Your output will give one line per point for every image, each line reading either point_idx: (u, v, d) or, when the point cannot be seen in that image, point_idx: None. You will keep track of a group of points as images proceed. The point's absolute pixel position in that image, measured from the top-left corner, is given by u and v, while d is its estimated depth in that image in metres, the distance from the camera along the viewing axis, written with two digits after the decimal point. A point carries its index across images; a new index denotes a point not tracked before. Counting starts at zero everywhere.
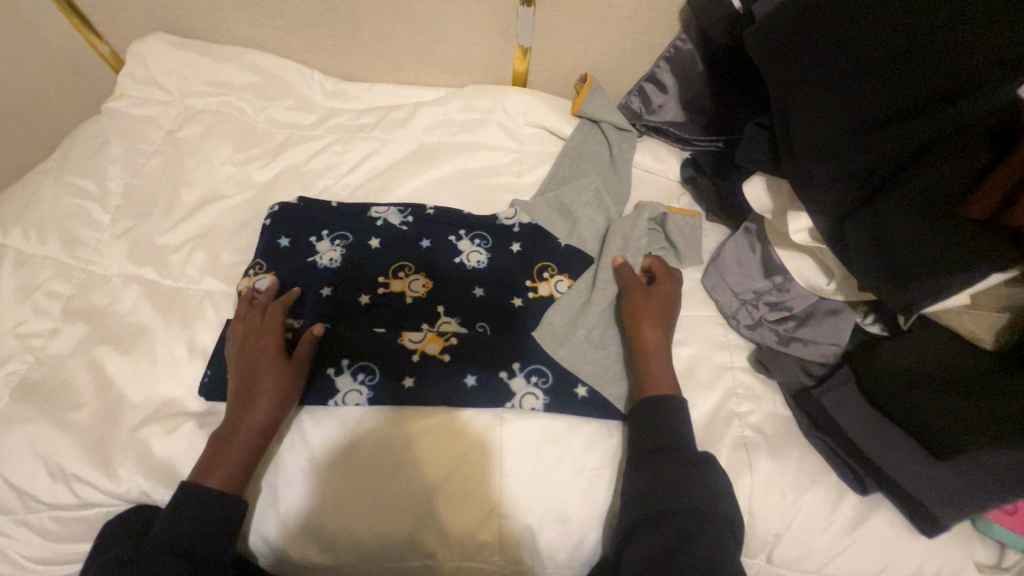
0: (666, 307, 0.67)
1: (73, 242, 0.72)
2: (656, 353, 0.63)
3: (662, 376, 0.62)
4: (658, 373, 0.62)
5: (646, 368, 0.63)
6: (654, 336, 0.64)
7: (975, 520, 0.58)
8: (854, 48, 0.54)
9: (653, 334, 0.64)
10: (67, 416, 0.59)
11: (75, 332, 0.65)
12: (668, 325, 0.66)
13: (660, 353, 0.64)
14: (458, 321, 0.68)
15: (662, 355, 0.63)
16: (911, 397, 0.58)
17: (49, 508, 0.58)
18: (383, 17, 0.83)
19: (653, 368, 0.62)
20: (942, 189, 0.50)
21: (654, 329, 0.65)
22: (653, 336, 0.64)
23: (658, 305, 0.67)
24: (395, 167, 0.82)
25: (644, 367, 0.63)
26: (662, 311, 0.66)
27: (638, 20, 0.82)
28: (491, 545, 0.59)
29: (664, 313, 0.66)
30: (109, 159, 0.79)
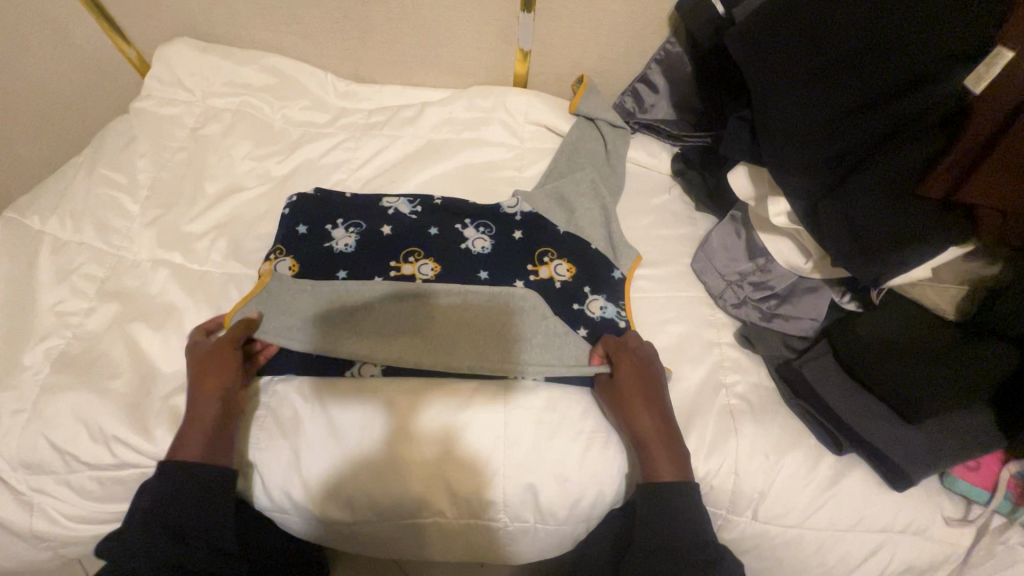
0: (653, 378, 0.66)
1: (106, 230, 0.77)
2: (657, 438, 0.62)
3: (665, 454, 0.61)
4: (661, 452, 0.61)
5: (650, 449, 0.62)
6: (653, 420, 0.62)
7: (942, 477, 0.63)
8: (824, 46, 0.59)
9: (649, 420, 0.62)
10: (106, 384, 0.64)
11: (110, 311, 0.70)
12: (660, 403, 0.64)
13: (659, 435, 0.62)
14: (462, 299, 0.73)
15: (662, 445, 0.62)
16: (884, 363, 0.62)
17: (88, 470, 0.62)
18: (393, 24, 0.89)
19: (656, 450, 0.61)
20: (903, 171, 0.55)
21: (642, 406, 0.63)
22: (646, 420, 0.62)
23: (642, 373, 0.65)
24: (404, 162, 0.88)
25: (647, 447, 0.62)
26: (642, 385, 0.64)
27: (630, 25, 0.88)
28: (496, 503, 0.63)
29: (646, 381, 0.65)
30: (138, 154, 0.85)
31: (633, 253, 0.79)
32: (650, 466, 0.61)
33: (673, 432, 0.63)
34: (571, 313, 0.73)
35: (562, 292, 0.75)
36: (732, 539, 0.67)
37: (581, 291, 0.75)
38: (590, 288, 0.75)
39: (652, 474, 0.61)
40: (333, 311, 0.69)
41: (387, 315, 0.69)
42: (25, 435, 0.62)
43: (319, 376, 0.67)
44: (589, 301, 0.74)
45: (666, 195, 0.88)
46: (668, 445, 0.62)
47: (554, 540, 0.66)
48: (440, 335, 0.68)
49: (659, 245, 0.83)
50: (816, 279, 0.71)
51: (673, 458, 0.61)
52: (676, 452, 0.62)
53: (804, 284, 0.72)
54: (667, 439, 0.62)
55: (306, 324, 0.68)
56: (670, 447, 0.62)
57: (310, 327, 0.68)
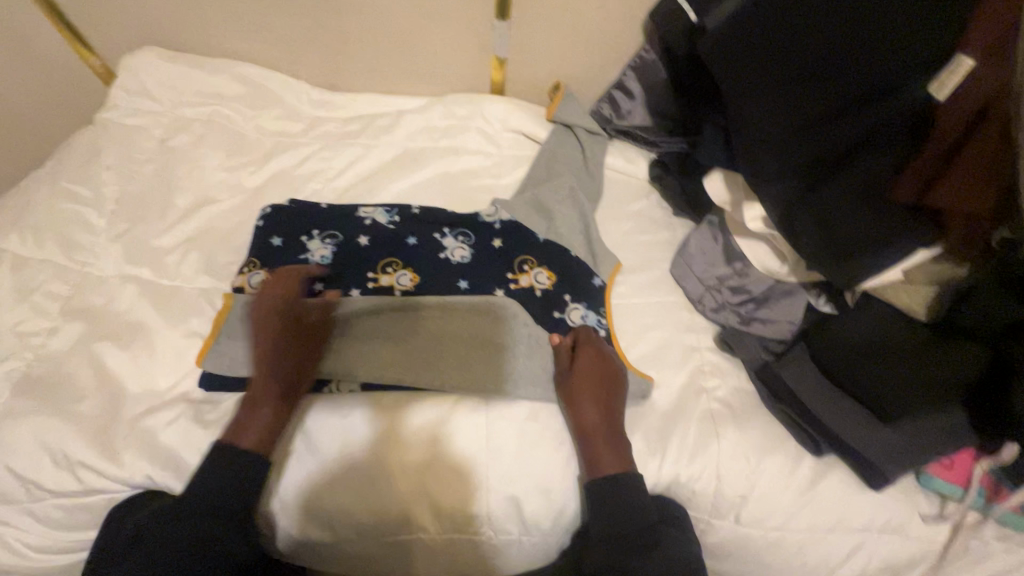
0: (606, 370, 0.67)
1: (69, 246, 0.74)
2: (601, 428, 0.63)
3: (607, 447, 0.62)
4: (603, 445, 0.63)
5: (594, 443, 0.63)
6: (598, 413, 0.64)
7: (918, 475, 0.64)
8: (795, 53, 0.60)
9: (594, 413, 0.64)
10: (70, 407, 0.62)
11: (75, 330, 0.68)
12: (610, 401, 0.65)
13: (604, 427, 0.63)
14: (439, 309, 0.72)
15: (606, 437, 0.63)
16: (860, 366, 0.63)
17: (53, 497, 0.60)
18: (367, 32, 0.88)
19: (598, 445, 0.62)
20: (874, 177, 0.57)
21: (591, 402, 0.64)
22: (593, 415, 0.63)
23: (593, 369, 0.66)
24: (380, 171, 0.87)
25: (590, 442, 0.63)
26: (592, 379, 0.66)
27: (604, 33, 0.89)
28: (479, 516, 0.62)
29: (599, 377, 0.66)
30: (104, 167, 0.82)
31: (612, 260, 0.79)
32: (594, 459, 0.62)
33: (618, 429, 0.64)
34: (552, 322, 0.73)
35: (542, 301, 0.74)
36: (715, 544, 0.67)
37: (561, 299, 0.75)
38: (571, 296, 0.75)
39: (595, 467, 0.62)
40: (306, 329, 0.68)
41: (364, 329, 0.68)
42: None
43: None
44: (570, 309, 0.74)
45: (644, 201, 0.89)
46: (611, 439, 0.63)
47: (538, 551, 0.66)
48: (430, 344, 0.67)
49: (639, 251, 0.83)
50: (791, 282, 0.71)
51: (616, 451, 0.63)
52: (619, 445, 0.63)
53: (780, 287, 0.72)
54: (610, 432, 0.63)
55: None
56: (612, 441, 0.63)
57: None
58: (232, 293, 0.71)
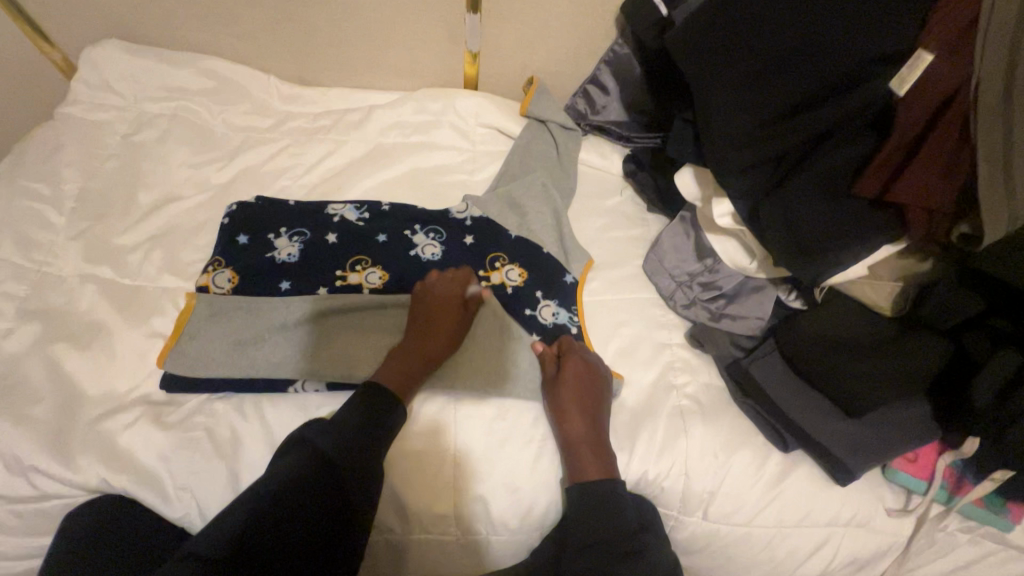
0: (594, 380, 0.66)
1: (27, 245, 0.72)
2: (587, 439, 0.62)
3: (591, 457, 0.61)
4: (590, 455, 0.62)
5: (578, 452, 0.62)
6: (583, 423, 0.63)
7: (884, 469, 0.64)
8: (761, 46, 0.59)
9: (580, 423, 0.63)
10: (24, 411, 0.60)
11: (30, 332, 0.66)
12: (597, 412, 0.64)
13: (589, 437, 0.62)
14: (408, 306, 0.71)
15: (590, 447, 0.62)
16: (825, 361, 0.63)
17: (5, 503, 0.58)
18: (336, 25, 0.87)
19: (583, 455, 0.61)
20: (838, 171, 0.57)
21: (577, 411, 0.63)
22: (580, 426, 0.62)
23: (581, 378, 0.65)
24: (350, 167, 0.86)
25: (574, 452, 0.62)
26: (580, 388, 0.64)
27: (577, 27, 0.88)
28: (446, 517, 0.62)
29: (586, 387, 0.65)
30: (64, 163, 0.80)
31: (584, 256, 0.79)
32: (578, 469, 0.61)
33: (604, 439, 0.63)
34: (523, 319, 0.72)
35: (513, 298, 0.74)
36: (685, 540, 0.67)
37: (533, 296, 0.74)
38: (542, 293, 0.74)
39: (580, 477, 0.61)
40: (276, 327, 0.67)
41: (334, 326, 0.68)
42: None
43: (257, 393, 0.64)
44: (541, 306, 0.74)
45: (618, 197, 0.89)
46: (596, 449, 0.62)
47: (507, 551, 0.65)
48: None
49: (611, 247, 0.82)
50: (761, 278, 0.71)
51: (601, 461, 0.62)
52: (603, 455, 0.62)
53: (751, 283, 0.73)
54: (595, 442, 0.62)
55: (252, 355, 0.66)
56: (597, 451, 0.62)
57: (251, 353, 0.66)
58: (195, 292, 0.70)
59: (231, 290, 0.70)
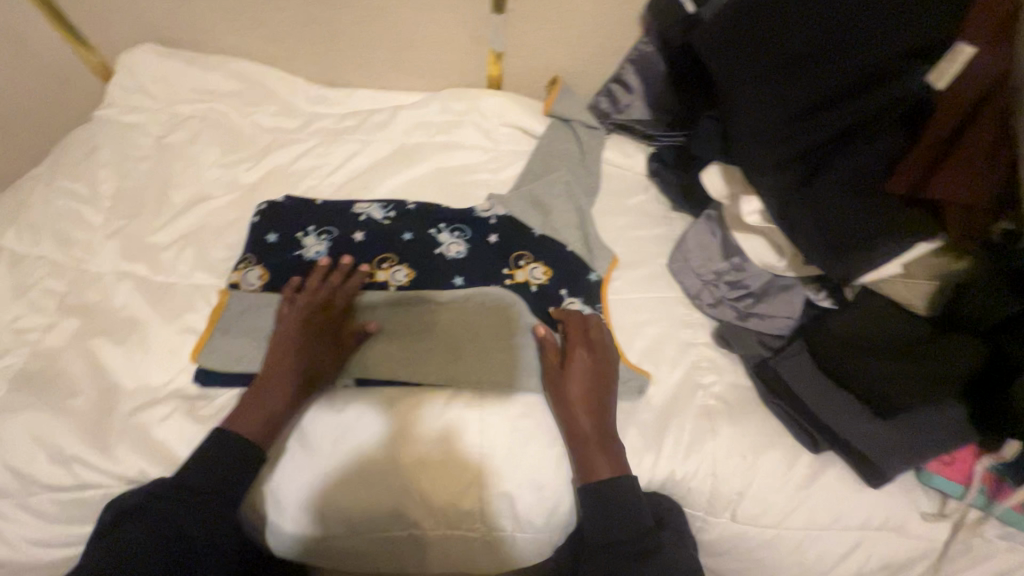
0: (599, 373, 0.65)
1: (66, 243, 0.74)
2: (593, 435, 0.61)
3: (598, 453, 0.61)
4: (595, 451, 0.61)
5: (584, 449, 0.61)
6: (588, 419, 0.62)
7: (918, 472, 0.63)
8: (790, 43, 0.58)
9: (583, 419, 0.62)
10: (65, 403, 0.62)
11: (70, 327, 0.68)
12: (604, 407, 0.63)
13: (595, 434, 0.61)
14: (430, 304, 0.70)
15: (597, 443, 0.61)
16: (857, 362, 0.62)
17: (47, 492, 0.60)
18: (362, 27, 0.88)
19: (590, 451, 0.61)
20: (871, 168, 0.56)
21: (580, 408, 0.62)
22: (586, 420, 0.62)
23: (586, 374, 0.64)
24: (376, 167, 0.87)
25: (579, 449, 0.61)
26: (584, 384, 0.63)
27: (602, 26, 0.88)
28: (472, 513, 0.62)
29: (592, 381, 0.64)
30: (101, 164, 0.82)
31: (608, 254, 0.79)
32: (585, 465, 0.60)
33: (610, 433, 0.62)
34: (547, 317, 0.73)
35: (537, 296, 0.74)
36: (711, 541, 0.67)
37: (557, 294, 0.74)
38: (567, 291, 0.74)
39: (587, 475, 0.60)
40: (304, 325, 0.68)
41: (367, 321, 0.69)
42: None
43: (287, 388, 0.65)
44: (566, 304, 0.73)
45: (642, 196, 0.88)
46: (602, 445, 0.61)
47: (532, 549, 0.65)
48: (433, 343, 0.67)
49: (636, 246, 0.82)
50: (790, 278, 0.70)
51: (608, 455, 0.61)
52: (611, 449, 0.61)
53: (779, 282, 0.72)
54: (601, 437, 0.62)
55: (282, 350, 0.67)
56: (603, 446, 0.61)
57: None
58: (227, 290, 0.71)
59: (261, 288, 0.72)
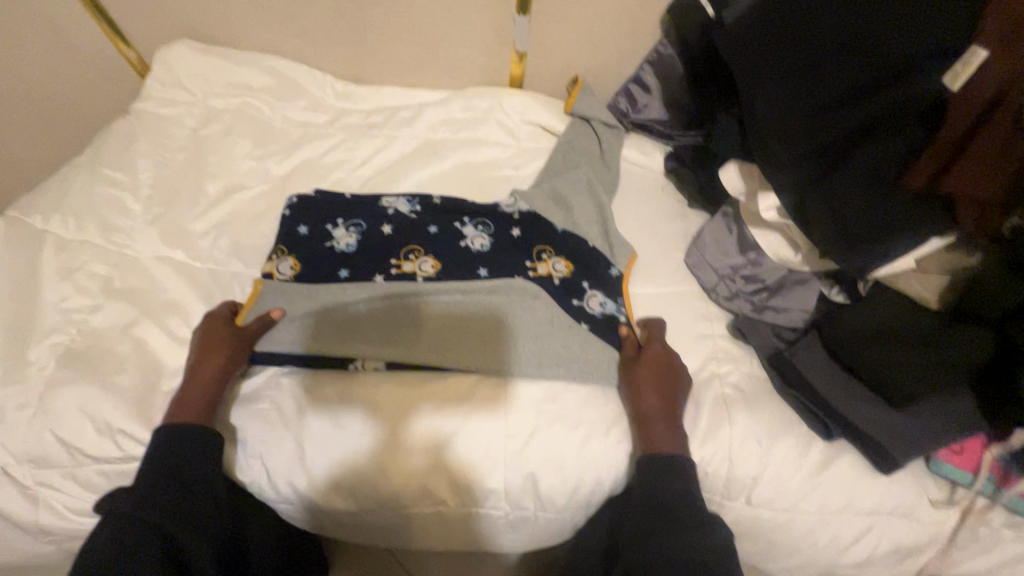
0: (673, 364, 0.68)
1: (108, 229, 0.78)
2: (659, 414, 0.64)
3: (663, 430, 0.64)
4: (663, 429, 0.64)
5: (649, 425, 0.64)
6: (659, 399, 0.65)
7: (929, 461, 0.65)
8: (809, 44, 0.62)
9: (654, 398, 0.65)
10: (111, 379, 0.66)
11: (113, 308, 0.71)
12: (676, 396, 0.66)
13: (662, 413, 0.65)
14: (457, 291, 0.72)
15: (664, 422, 0.64)
16: (868, 352, 0.65)
17: (93, 463, 0.63)
18: (390, 26, 0.91)
19: (657, 427, 0.64)
20: (887, 162, 0.58)
21: (652, 389, 0.66)
22: (655, 400, 0.65)
23: (660, 363, 0.68)
24: (402, 161, 0.90)
25: (647, 424, 0.64)
26: (657, 371, 0.67)
27: (623, 27, 0.90)
28: (496, 491, 0.65)
29: (667, 370, 0.68)
30: (140, 154, 0.86)
31: (629, 250, 0.81)
32: (648, 440, 0.63)
33: (678, 418, 0.65)
34: (571, 308, 0.74)
35: (561, 288, 0.76)
36: (727, 525, 0.69)
37: (579, 287, 0.77)
38: (589, 284, 0.77)
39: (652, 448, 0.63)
40: (327, 329, 0.69)
41: (387, 322, 0.70)
42: (31, 429, 0.63)
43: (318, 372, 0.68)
44: (588, 296, 0.76)
45: (659, 192, 0.91)
46: (669, 426, 0.64)
47: (553, 527, 0.68)
48: (411, 327, 0.70)
49: (654, 241, 0.85)
50: (806, 271, 0.72)
51: (672, 435, 0.64)
52: (676, 432, 0.64)
53: (795, 276, 0.73)
54: (670, 420, 0.65)
55: (309, 342, 0.68)
56: (670, 426, 0.64)
57: (310, 345, 0.68)
58: (262, 279, 0.74)
59: (292, 276, 0.74)
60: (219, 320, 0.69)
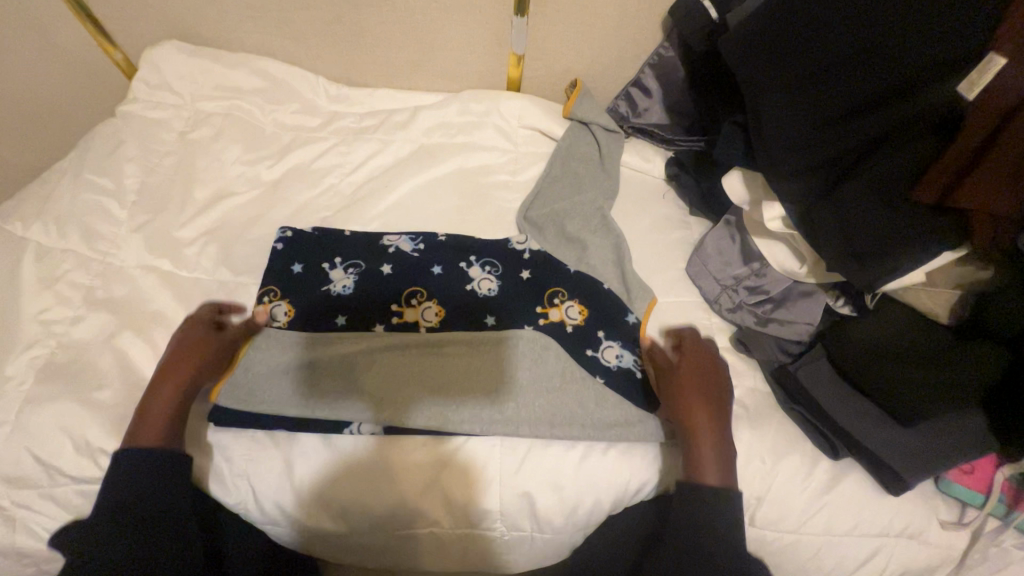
0: (714, 374, 0.67)
1: (91, 237, 0.75)
2: (707, 427, 0.62)
3: (710, 447, 0.61)
4: (710, 446, 0.62)
5: (697, 441, 0.62)
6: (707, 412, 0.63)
7: (939, 482, 0.63)
8: (817, 50, 0.59)
9: (703, 411, 0.63)
10: (92, 395, 0.63)
11: (95, 321, 0.69)
12: (720, 407, 0.64)
13: (710, 429, 0.62)
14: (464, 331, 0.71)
15: (712, 436, 0.62)
16: (874, 369, 0.63)
17: (73, 483, 0.61)
18: (385, 28, 0.89)
19: (704, 443, 0.61)
20: (897, 175, 0.56)
21: (699, 400, 0.64)
22: (703, 410, 0.63)
23: (700, 374, 0.66)
24: (396, 166, 0.87)
25: (695, 439, 0.62)
26: (700, 383, 0.65)
27: (623, 29, 0.88)
28: (492, 512, 0.62)
29: (707, 380, 0.66)
30: (125, 159, 0.83)
31: (648, 294, 0.75)
32: (695, 461, 0.61)
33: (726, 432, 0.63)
34: (585, 360, 0.70)
35: (573, 338, 0.71)
36: None
37: (594, 336, 0.72)
38: (604, 333, 0.72)
39: (695, 475, 0.61)
40: (318, 374, 0.67)
41: (382, 368, 0.67)
42: (8, 448, 0.60)
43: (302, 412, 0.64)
44: (603, 347, 0.71)
45: (660, 199, 0.88)
46: (717, 442, 0.62)
47: (550, 549, 0.65)
48: (416, 367, 0.67)
49: (655, 249, 0.82)
50: (811, 284, 0.71)
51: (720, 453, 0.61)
52: (725, 449, 0.62)
53: (799, 288, 0.72)
54: (718, 434, 0.62)
55: (300, 386, 0.66)
56: (719, 442, 0.62)
57: (299, 389, 0.66)
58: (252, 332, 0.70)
59: (286, 324, 0.71)
60: (202, 327, 0.68)
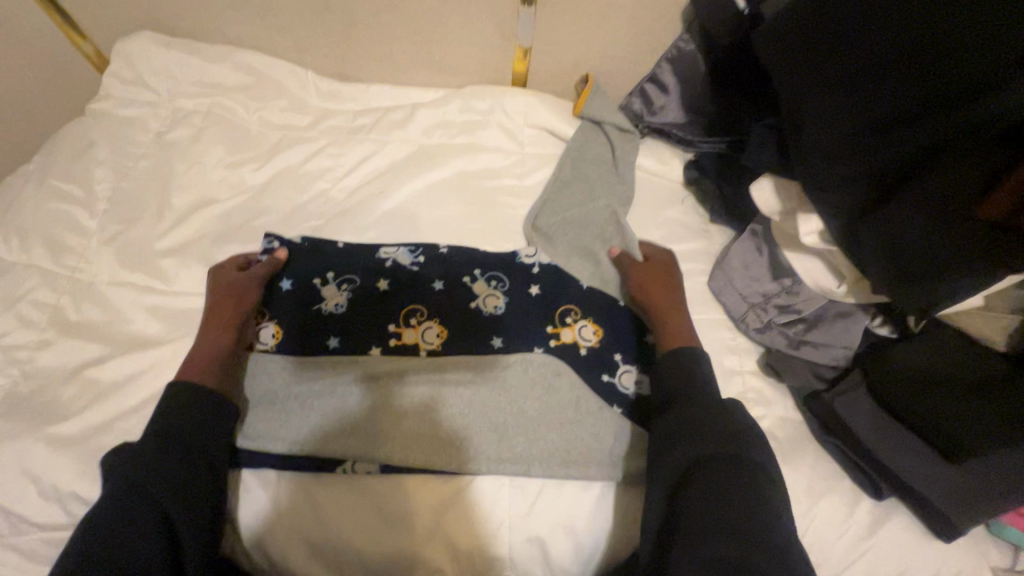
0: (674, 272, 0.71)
1: (58, 251, 0.69)
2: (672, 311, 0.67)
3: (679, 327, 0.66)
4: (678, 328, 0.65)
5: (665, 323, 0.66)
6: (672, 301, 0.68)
7: (991, 524, 0.58)
8: (862, 47, 0.53)
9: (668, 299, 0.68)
10: (58, 432, 0.57)
11: (63, 345, 0.63)
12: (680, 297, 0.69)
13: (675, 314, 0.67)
14: (468, 355, 0.64)
15: (677, 318, 0.67)
16: (918, 399, 0.57)
17: (38, 530, 0.55)
18: (379, 17, 0.81)
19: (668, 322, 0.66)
20: (955, 190, 0.48)
21: (661, 291, 0.68)
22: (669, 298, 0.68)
23: (661, 271, 0.71)
24: (393, 169, 0.80)
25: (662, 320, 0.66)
26: (663, 279, 0.70)
27: (639, 20, 0.81)
28: (502, 559, 0.56)
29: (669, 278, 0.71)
30: (96, 162, 0.76)
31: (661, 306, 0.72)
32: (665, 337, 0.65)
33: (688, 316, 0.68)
34: (601, 386, 0.64)
35: (588, 362, 0.65)
36: None
37: (611, 359, 0.66)
38: (621, 356, 0.66)
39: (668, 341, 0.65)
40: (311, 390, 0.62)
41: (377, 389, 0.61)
42: None
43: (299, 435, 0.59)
44: (621, 372, 0.65)
45: (679, 205, 0.82)
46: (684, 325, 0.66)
47: None
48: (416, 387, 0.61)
49: None
50: (846, 304, 0.64)
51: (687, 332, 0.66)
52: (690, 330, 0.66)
53: (834, 308, 0.66)
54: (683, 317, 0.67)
55: (292, 407, 0.61)
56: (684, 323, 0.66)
57: (292, 411, 0.61)
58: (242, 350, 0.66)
59: (274, 347, 0.65)
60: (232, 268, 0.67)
